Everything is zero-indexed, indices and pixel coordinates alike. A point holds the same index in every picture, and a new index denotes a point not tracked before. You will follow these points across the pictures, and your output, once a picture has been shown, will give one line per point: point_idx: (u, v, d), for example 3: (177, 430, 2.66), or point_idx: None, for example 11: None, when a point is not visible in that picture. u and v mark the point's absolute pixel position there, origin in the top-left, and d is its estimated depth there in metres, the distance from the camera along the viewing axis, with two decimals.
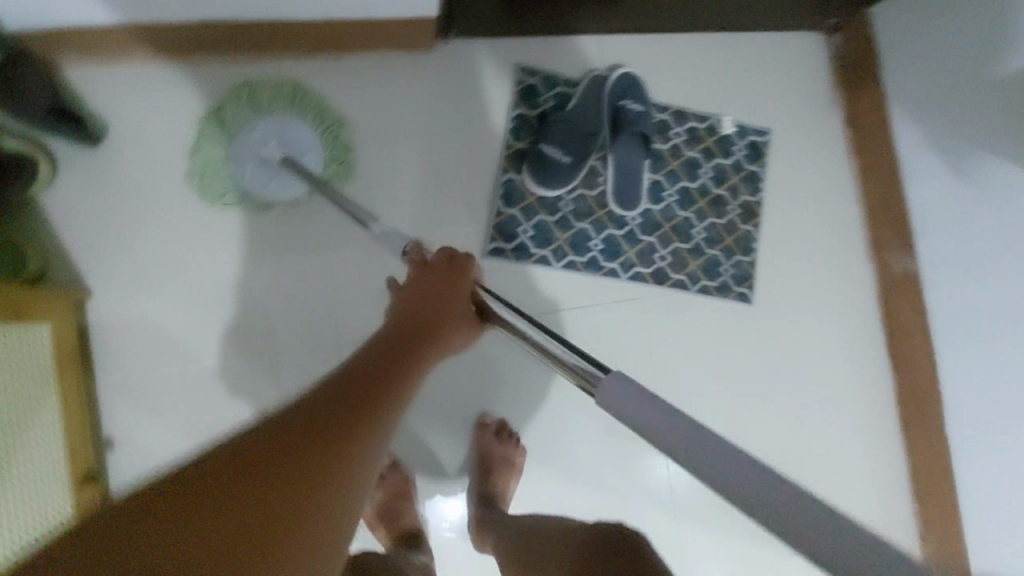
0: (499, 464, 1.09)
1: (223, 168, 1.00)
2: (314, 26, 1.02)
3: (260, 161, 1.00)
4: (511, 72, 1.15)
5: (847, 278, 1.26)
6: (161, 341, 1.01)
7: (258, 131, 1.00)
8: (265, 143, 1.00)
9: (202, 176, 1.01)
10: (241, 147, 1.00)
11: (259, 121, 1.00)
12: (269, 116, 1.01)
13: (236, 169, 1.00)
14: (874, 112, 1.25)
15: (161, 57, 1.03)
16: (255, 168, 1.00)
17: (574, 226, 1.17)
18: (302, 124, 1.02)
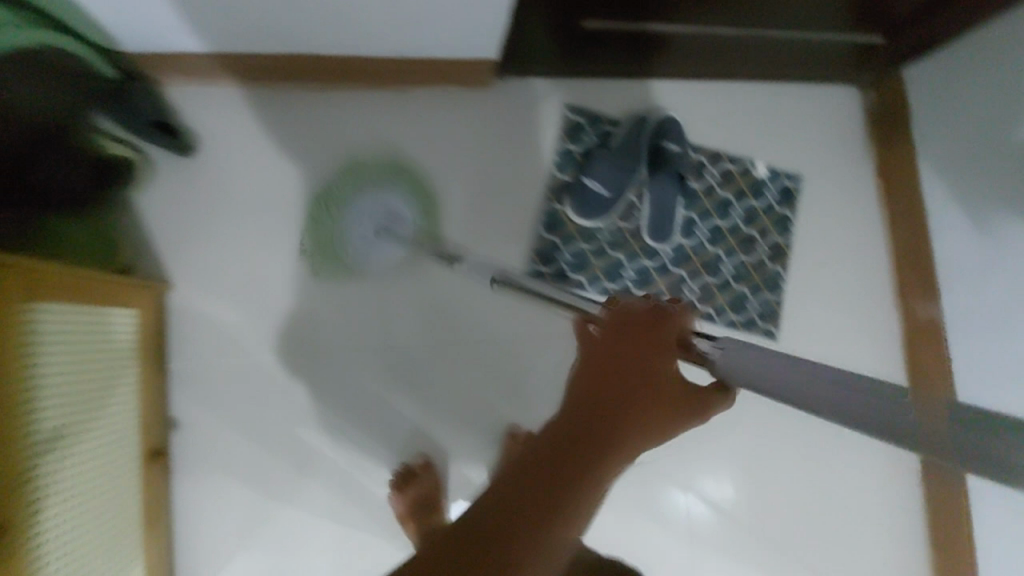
0: None
1: (337, 242, 1.13)
2: (384, 60, 1.13)
3: (372, 233, 1.13)
4: (559, 110, 1.24)
5: (869, 322, 1.31)
6: (228, 337, 1.11)
7: (366, 204, 1.13)
8: (375, 217, 1.13)
9: (318, 251, 1.12)
10: (352, 221, 1.13)
11: (367, 197, 1.14)
12: (376, 191, 1.14)
13: (348, 241, 1.12)
14: (904, 164, 1.30)
15: (246, 79, 1.14)
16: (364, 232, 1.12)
17: (609, 255, 1.24)
18: (404, 198, 1.16)
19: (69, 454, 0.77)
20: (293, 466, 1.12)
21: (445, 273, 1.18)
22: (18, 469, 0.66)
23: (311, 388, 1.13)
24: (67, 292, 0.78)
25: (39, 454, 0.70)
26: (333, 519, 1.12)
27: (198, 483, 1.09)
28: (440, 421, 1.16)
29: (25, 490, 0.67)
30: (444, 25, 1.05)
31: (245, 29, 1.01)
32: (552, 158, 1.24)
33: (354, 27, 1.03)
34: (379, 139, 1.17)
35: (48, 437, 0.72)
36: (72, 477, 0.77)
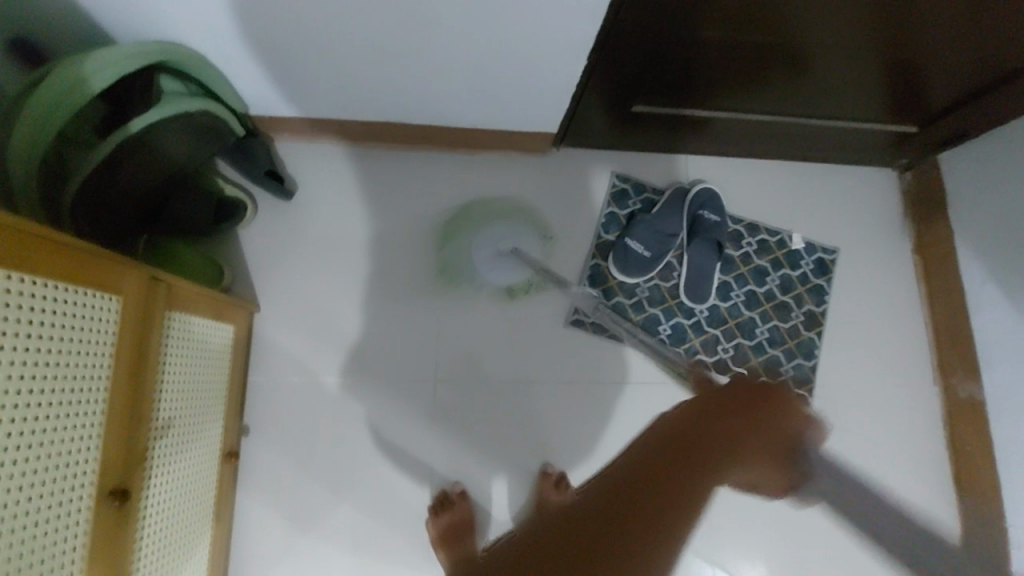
0: None
1: (465, 256, 1.32)
2: (458, 129, 1.31)
3: (493, 251, 1.31)
4: (608, 176, 1.39)
5: (908, 395, 1.33)
6: (300, 358, 1.25)
7: (487, 230, 1.33)
8: (498, 239, 1.32)
9: (446, 263, 1.31)
10: (480, 240, 1.32)
11: (494, 224, 1.34)
12: (506, 222, 1.34)
13: (476, 257, 1.31)
14: (941, 245, 1.35)
15: (340, 140, 1.34)
16: (487, 258, 1.31)
17: (647, 310, 1.33)
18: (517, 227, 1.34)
19: (174, 443, 0.91)
20: (346, 482, 1.22)
21: (498, 315, 1.30)
22: (139, 447, 0.80)
23: (369, 411, 1.25)
24: (188, 305, 0.94)
25: (154, 439, 0.84)
26: (378, 536, 1.21)
27: (263, 488, 1.21)
28: (480, 453, 1.25)
29: (141, 467, 0.81)
30: (514, 102, 1.22)
31: (348, 101, 1.21)
32: (599, 219, 1.37)
33: (437, 102, 1.21)
34: (449, 195, 1.34)
35: (162, 426, 0.87)
36: (173, 464, 0.91)
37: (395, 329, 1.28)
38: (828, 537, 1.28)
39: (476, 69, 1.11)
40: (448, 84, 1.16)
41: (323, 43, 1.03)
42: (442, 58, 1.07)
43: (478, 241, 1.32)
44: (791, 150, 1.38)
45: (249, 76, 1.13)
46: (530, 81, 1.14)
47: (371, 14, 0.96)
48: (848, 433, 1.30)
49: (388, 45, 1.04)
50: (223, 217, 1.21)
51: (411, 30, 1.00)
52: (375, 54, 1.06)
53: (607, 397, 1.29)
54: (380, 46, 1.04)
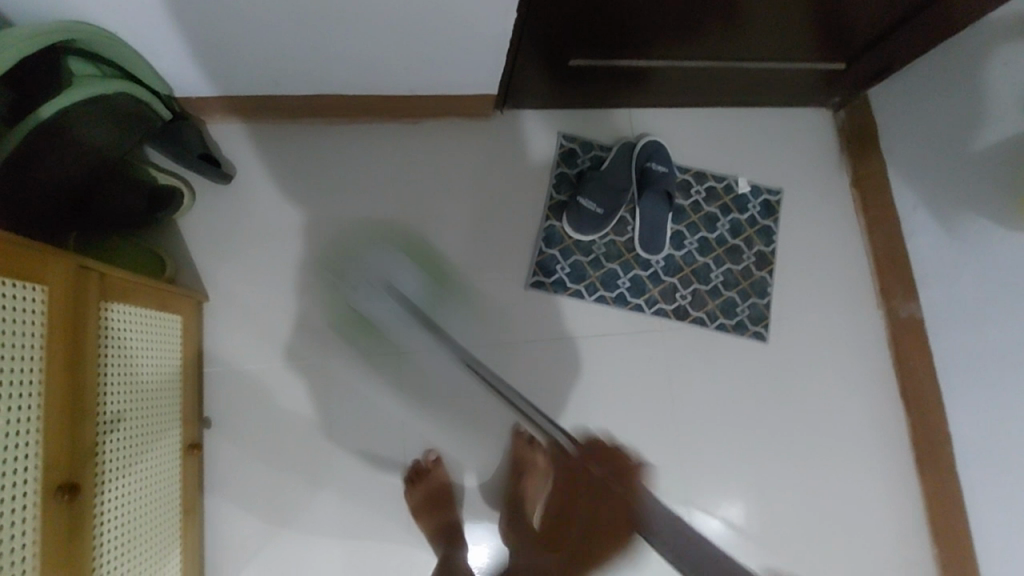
0: (530, 470, 1.22)
1: (209, 251, 1.24)
2: (397, 98, 1.28)
3: (211, 246, 1.24)
4: (397, 244, 1.29)
5: (856, 321, 1.38)
6: (256, 346, 1.22)
7: (214, 228, 1.25)
8: (224, 235, 1.25)
9: (194, 257, 1.23)
10: (187, 224, 1.24)
11: (214, 220, 1.25)
12: (230, 221, 1.25)
13: (220, 256, 1.24)
14: (876, 176, 1.41)
15: (275, 118, 1.29)
16: (241, 261, 1.24)
17: (605, 266, 1.34)
18: (256, 223, 1.26)
19: (127, 438, 0.88)
20: (318, 464, 1.20)
21: (457, 282, 1.29)
22: (85, 442, 0.77)
23: (335, 393, 1.23)
24: (126, 296, 0.90)
25: (101, 434, 0.81)
26: (361, 516, 1.20)
27: (236, 479, 1.18)
28: (452, 423, 1.24)
29: (90, 462, 0.78)
30: (454, 65, 1.19)
31: (279, 74, 1.16)
32: (399, 281, 1.27)
33: (375, 69, 1.18)
34: (396, 170, 1.32)
35: (111, 419, 0.84)
36: (129, 459, 0.88)
37: (354, 309, 1.26)
38: (800, 466, 1.31)
39: (410, 30, 1.08)
40: (383, 48, 1.12)
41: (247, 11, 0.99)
42: (375, 19, 1.04)
43: (224, 241, 1.25)
44: (728, 96, 1.41)
45: (171, 56, 1.07)
46: (466, 42, 1.12)
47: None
48: (804, 364, 1.35)
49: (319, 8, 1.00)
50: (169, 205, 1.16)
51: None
52: (303, 18, 1.02)
53: (574, 352, 1.30)
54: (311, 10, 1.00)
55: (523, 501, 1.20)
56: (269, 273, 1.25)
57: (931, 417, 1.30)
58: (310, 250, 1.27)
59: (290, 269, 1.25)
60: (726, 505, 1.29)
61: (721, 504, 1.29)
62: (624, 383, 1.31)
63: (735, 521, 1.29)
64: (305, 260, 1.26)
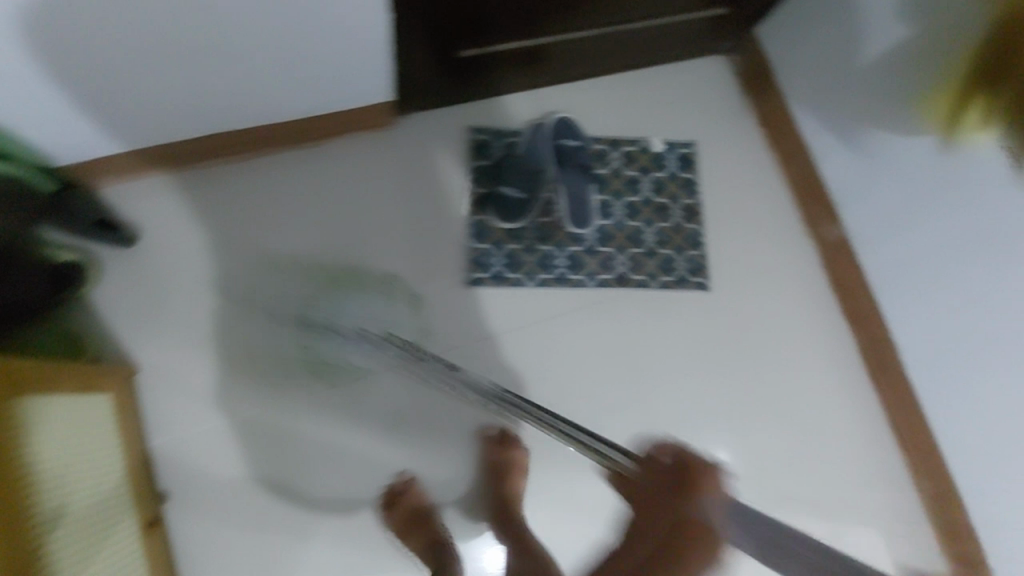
0: (510, 470, 1.17)
1: (129, 317, 1.18)
2: (295, 123, 1.25)
3: (129, 312, 1.18)
4: (236, 240, 1.25)
5: (789, 253, 1.42)
6: (200, 404, 1.18)
7: (128, 292, 1.19)
8: (140, 297, 1.19)
9: (113, 326, 1.17)
10: (96, 296, 1.18)
11: (125, 284, 1.19)
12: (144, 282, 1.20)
13: (140, 319, 1.19)
14: (781, 110, 1.45)
15: (171, 168, 1.24)
16: (165, 318, 1.19)
17: (539, 249, 1.34)
18: (175, 278, 1.21)
19: (70, 532, 0.84)
20: (289, 510, 1.17)
21: (396, 297, 1.27)
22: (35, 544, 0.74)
23: (293, 434, 1.19)
24: (50, 385, 0.87)
25: (46, 532, 0.78)
26: (343, 554, 1.17)
27: (207, 547, 1.14)
28: (418, 440, 1.23)
29: (43, 563, 0.75)
30: (339, 79, 1.17)
31: (162, 118, 1.12)
32: (242, 278, 1.23)
33: (258, 97, 1.15)
34: (309, 197, 1.29)
35: (52, 516, 0.81)
36: (78, 556, 0.84)
37: (297, 345, 1.23)
38: (769, 403, 1.34)
39: (280, 50, 1.05)
40: (260, 74, 1.09)
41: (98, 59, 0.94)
42: (239, 45, 1.01)
43: (143, 303, 1.19)
44: (626, 60, 1.43)
45: (42, 122, 1.02)
46: (344, 52, 1.10)
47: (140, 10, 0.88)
48: (749, 305, 1.38)
49: (176, 43, 0.96)
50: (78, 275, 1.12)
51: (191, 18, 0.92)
52: (161, 57, 0.98)
53: (529, 340, 1.30)
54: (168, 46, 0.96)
55: (509, 500, 1.15)
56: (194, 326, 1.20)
57: (875, 329, 1.35)
58: (237, 294, 1.23)
59: (220, 319, 1.21)
60: (713, 455, 1.30)
61: (709, 455, 1.30)
62: (581, 361, 1.31)
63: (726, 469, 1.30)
64: (232, 306, 1.22)
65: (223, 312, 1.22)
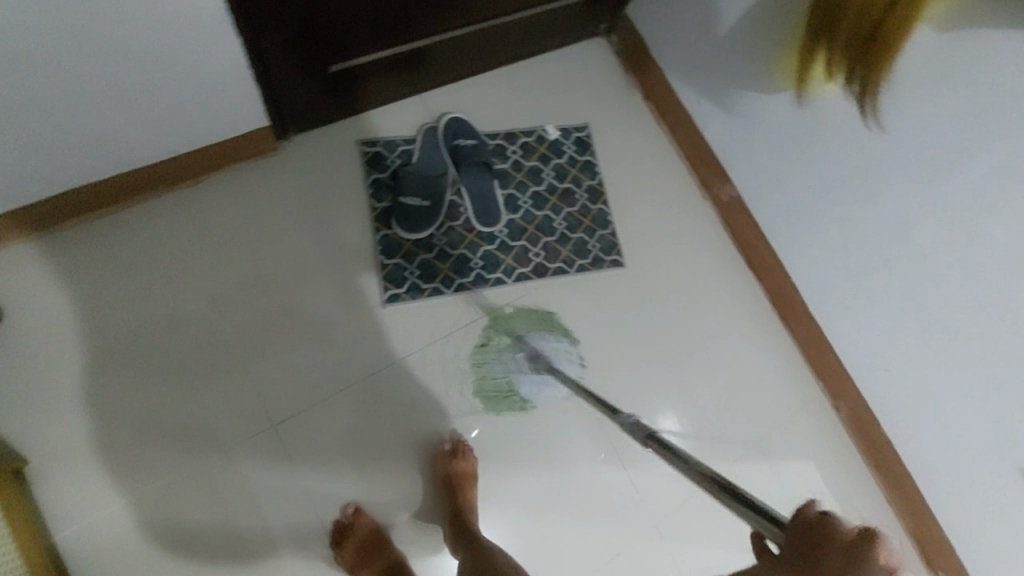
0: (462, 479, 1.16)
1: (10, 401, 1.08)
2: (166, 163, 1.18)
3: (10, 396, 1.08)
4: (123, 297, 1.16)
5: (692, 218, 1.49)
6: (110, 480, 1.08)
7: (4, 375, 1.09)
8: (19, 378, 1.09)
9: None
10: None
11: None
12: (22, 360, 1.10)
13: (23, 402, 1.08)
14: (661, 83, 1.51)
15: (34, 233, 1.15)
16: (54, 395, 1.10)
17: (453, 254, 1.32)
18: (58, 351, 1.11)
19: None
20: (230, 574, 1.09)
21: (311, 327, 1.22)
22: None
23: (223, 490, 1.12)
24: None
25: None
26: None
27: None
28: (359, 470, 1.18)
29: None
30: (199, 107, 1.10)
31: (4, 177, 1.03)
32: (137, 337, 1.15)
33: (111, 138, 1.07)
34: (199, 239, 1.22)
35: None
36: None
37: (210, 397, 1.15)
38: (697, 363, 1.39)
39: (120, 80, 0.98)
40: (104, 112, 1.02)
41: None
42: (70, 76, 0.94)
43: (24, 384, 1.09)
44: (505, 54, 1.44)
45: None
46: (194, 76, 1.04)
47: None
48: (663, 272, 1.43)
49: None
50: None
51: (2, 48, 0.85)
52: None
53: (459, 344, 1.29)
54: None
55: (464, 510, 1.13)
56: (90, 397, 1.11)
57: (778, 275, 1.43)
58: (133, 355, 1.14)
59: (118, 385, 1.12)
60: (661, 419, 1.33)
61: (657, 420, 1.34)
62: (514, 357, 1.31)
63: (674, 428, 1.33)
64: (129, 369, 1.13)
65: (121, 377, 1.13)
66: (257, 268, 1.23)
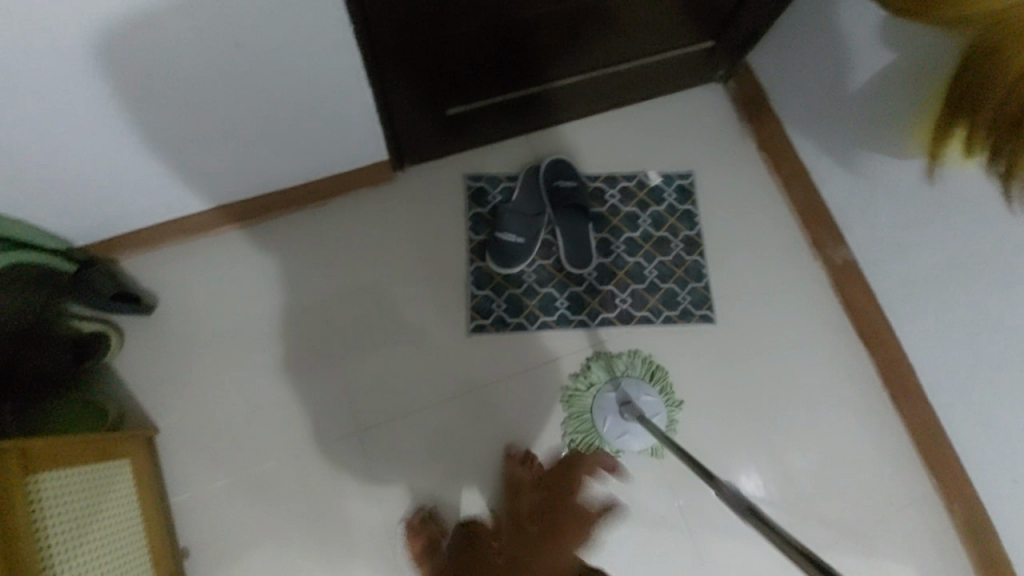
0: (525, 484, 1.23)
1: (150, 380, 1.26)
2: (297, 186, 1.33)
3: (149, 374, 1.26)
4: (248, 299, 1.32)
5: (796, 279, 1.39)
6: (216, 459, 1.23)
7: (149, 355, 1.28)
8: (158, 359, 1.27)
9: (135, 389, 1.25)
10: (120, 360, 1.27)
11: (146, 348, 1.28)
12: (164, 344, 1.29)
13: (160, 381, 1.26)
14: (778, 134, 1.44)
15: (186, 237, 1.34)
16: (183, 377, 1.27)
17: (540, 292, 1.35)
18: (192, 340, 1.29)
19: None
20: (302, 563, 1.19)
21: (399, 346, 1.31)
22: None
23: (305, 486, 1.22)
24: (65, 458, 0.94)
25: None
26: None
27: None
28: (427, 489, 1.23)
29: None
30: (329, 141, 1.23)
31: (170, 191, 1.22)
32: (255, 334, 1.30)
33: (256, 165, 1.23)
34: (315, 254, 1.35)
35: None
36: None
37: (307, 398, 1.27)
38: (785, 434, 1.29)
39: (269, 122, 1.13)
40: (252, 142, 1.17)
41: (103, 145, 1.03)
42: (230, 121, 1.09)
43: (162, 366, 1.27)
44: (615, 99, 1.45)
45: (62, 203, 1.13)
46: (329, 117, 1.17)
47: (135, 98, 0.97)
48: (757, 334, 1.35)
49: (172, 124, 1.05)
50: (102, 346, 1.20)
51: (183, 101, 1.01)
52: (163, 135, 1.07)
53: (535, 382, 1.30)
54: (166, 126, 1.05)
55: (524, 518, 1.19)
56: (211, 384, 1.27)
57: (893, 352, 1.29)
58: (250, 352, 1.29)
59: (234, 377, 1.28)
60: (745, 480, 1.26)
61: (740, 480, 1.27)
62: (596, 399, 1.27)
63: (760, 493, 1.26)
64: (244, 363, 1.28)
65: (236, 369, 1.28)
66: (359, 285, 1.34)
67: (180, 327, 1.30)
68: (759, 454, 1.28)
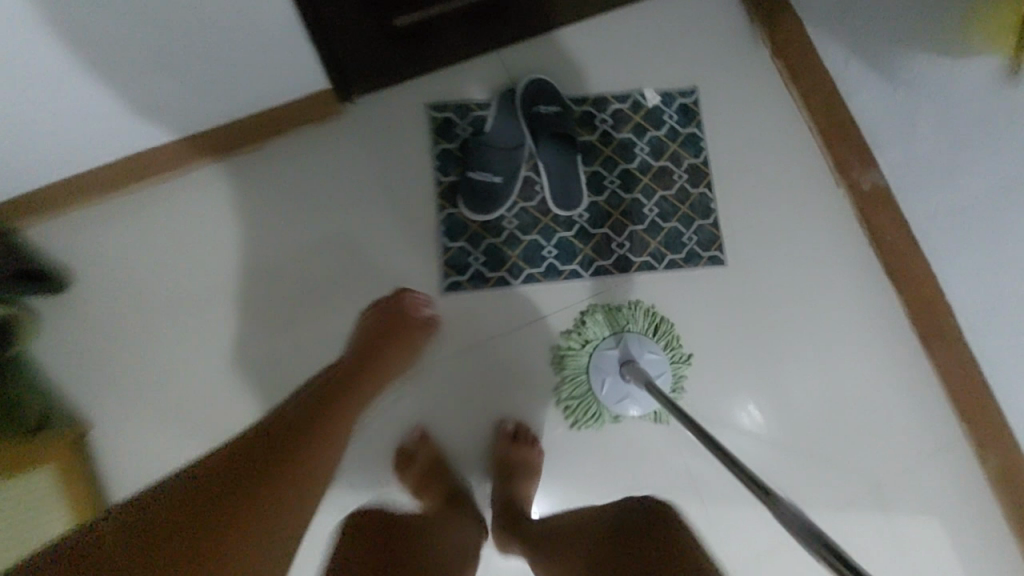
0: (521, 468, 1.06)
1: (79, 368, 1.09)
2: (224, 127, 1.10)
3: (77, 361, 1.09)
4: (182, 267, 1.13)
5: (816, 209, 1.21)
6: (164, 452, 1.08)
7: (73, 339, 1.10)
8: (86, 344, 1.10)
9: (63, 379, 1.08)
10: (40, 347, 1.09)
11: (69, 331, 1.10)
12: (90, 326, 1.10)
13: (90, 368, 1.09)
14: (797, 37, 1.21)
15: (98, 197, 1.13)
16: (115, 363, 1.10)
17: (524, 240, 1.17)
18: (123, 319, 1.11)
19: None
20: None
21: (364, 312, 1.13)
22: None
23: None
24: None
25: None
26: None
27: None
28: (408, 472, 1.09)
29: None
30: (255, 68, 1.00)
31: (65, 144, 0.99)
32: (195, 309, 1.12)
33: (168, 104, 1.00)
34: (256, 209, 1.15)
35: None
36: None
37: (261, 377, 1.11)
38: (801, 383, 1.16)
39: (170, 46, 0.89)
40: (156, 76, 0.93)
41: None
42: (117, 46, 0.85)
43: (90, 352, 1.10)
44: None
45: None
46: (249, 38, 0.93)
47: None
48: (771, 274, 1.19)
49: (42, 57, 0.81)
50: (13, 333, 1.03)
51: (45, 21, 0.77)
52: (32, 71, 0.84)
53: (523, 343, 1.14)
54: (35, 60, 0.81)
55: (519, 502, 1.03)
56: (150, 368, 1.10)
57: (925, 288, 1.14)
58: (190, 329, 1.11)
59: (175, 358, 1.11)
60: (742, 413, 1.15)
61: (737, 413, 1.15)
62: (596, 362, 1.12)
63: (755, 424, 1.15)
64: (185, 341, 1.11)
65: (177, 349, 1.11)
66: (312, 242, 1.14)
67: (106, 304, 1.11)
68: (774, 410, 1.15)
